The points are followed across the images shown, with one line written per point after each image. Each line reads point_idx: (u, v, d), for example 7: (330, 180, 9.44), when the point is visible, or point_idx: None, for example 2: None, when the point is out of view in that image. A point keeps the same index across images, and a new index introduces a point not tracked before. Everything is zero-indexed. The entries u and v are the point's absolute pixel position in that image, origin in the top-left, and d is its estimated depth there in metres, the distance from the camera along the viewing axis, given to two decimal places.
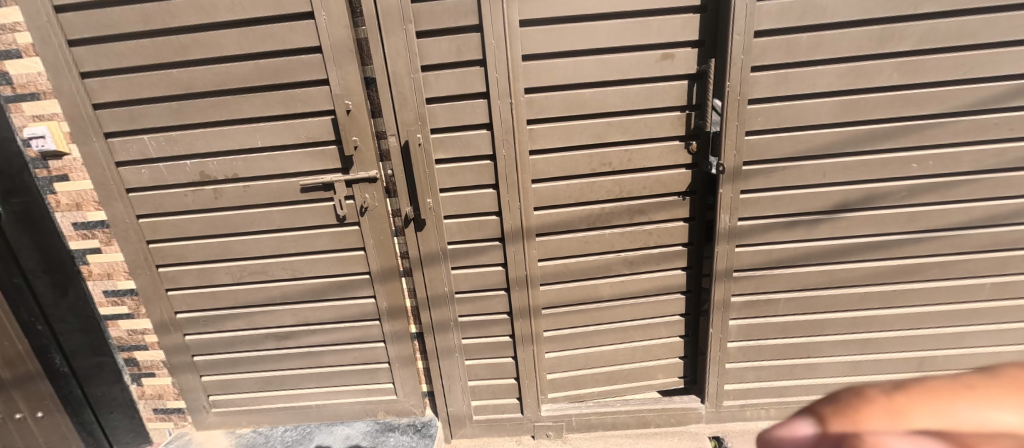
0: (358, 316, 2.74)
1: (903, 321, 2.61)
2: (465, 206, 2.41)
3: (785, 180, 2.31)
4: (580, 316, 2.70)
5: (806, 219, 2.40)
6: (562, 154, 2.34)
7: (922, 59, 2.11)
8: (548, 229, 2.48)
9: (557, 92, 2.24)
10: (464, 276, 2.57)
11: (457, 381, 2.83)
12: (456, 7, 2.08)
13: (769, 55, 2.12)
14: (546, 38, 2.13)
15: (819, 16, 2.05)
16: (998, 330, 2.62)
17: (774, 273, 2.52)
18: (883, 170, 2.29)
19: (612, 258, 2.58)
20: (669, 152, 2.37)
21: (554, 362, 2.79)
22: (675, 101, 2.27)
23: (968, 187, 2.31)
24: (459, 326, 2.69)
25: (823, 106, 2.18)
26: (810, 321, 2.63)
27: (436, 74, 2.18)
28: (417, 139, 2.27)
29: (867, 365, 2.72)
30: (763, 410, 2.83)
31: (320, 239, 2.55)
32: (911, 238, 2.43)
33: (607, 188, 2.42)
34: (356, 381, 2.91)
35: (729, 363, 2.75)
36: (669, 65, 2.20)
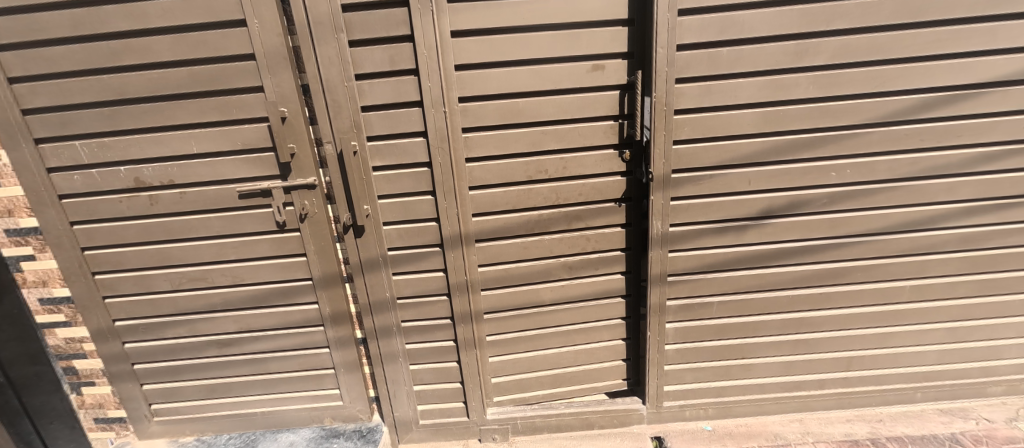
0: (301, 322, 2.73)
1: (831, 322, 2.72)
2: (404, 212, 2.44)
3: (713, 187, 2.39)
4: (522, 321, 2.74)
5: (734, 225, 2.49)
6: (498, 162, 2.38)
7: (837, 73, 2.20)
8: (487, 235, 2.52)
9: (491, 101, 2.27)
10: (406, 282, 2.60)
11: (402, 386, 2.84)
12: (386, 18, 2.11)
13: (692, 68, 2.19)
14: (477, 49, 2.17)
15: (737, 31, 2.14)
16: (919, 330, 2.74)
17: (707, 277, 2.60)
18: (806, 178, 2.38)
19: (552, 263, 2.63)
20: (604, 160, 2.44)
21: (498, 366, 2.83)
22: (608, 111, 2.34)
23: (885, 195, 2.42)
24: (402, 331, 2.72)
25: (745, 117, 2.27)
26: (743, 324, 2.71)
27: (370, 83, 2.20)
28: (352, 146, 2.28)
29: (800, 365, 2.82)
30: (702, 411, 2.91)
31: (260, 246, 2.54)
32: (835, 243, 2.53)
33: (544, 195, 2.47)
34: (300, 388, 2.89)
35: (668, 365, 2.82)
36: (600, 76, 2.27)
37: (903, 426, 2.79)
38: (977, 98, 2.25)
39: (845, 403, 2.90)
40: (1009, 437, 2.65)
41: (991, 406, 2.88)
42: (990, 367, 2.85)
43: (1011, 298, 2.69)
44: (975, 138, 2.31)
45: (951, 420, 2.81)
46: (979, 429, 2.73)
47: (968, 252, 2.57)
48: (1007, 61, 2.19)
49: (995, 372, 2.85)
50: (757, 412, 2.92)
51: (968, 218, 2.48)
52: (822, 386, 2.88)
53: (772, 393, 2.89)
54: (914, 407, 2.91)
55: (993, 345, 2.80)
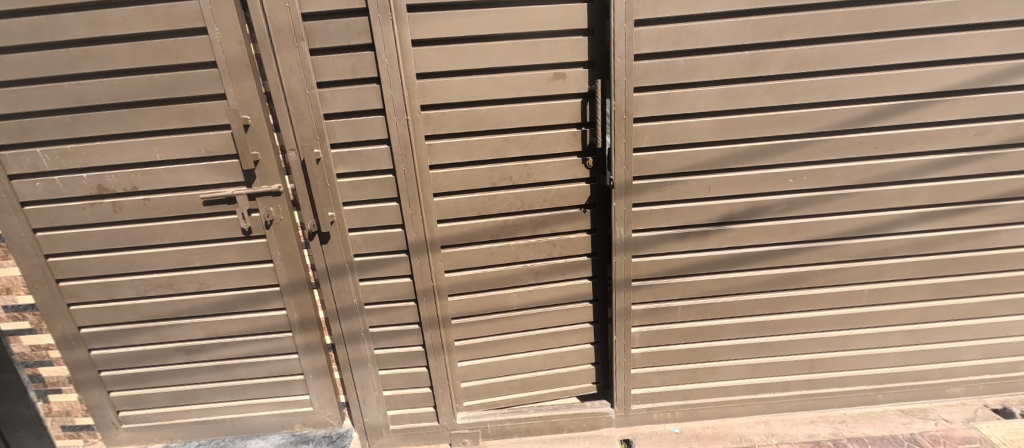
0: (269, 328, 2.73)
1: (793, 326, 2.77)
2: (369, 219, 2.45)
3: (674, 194, 2.44)
4: (490, 325, 2.76)
5: (696, 231, 2.53)
6: (462, 168, 2.41)
7: (791, 83, 2.26)
8: (453, 240, 2.55)
9: (453, 109, 2.30)
10: (372, 287, 2.61)
11: (372, 391, 2.85)
12: (347, 27, 2.13)
13: (650, 77, 2.24)
14: (438, 57, 2.20)
15: (693, 41, 2.18)
16: (879, 332, 2.80)
17: (671, 282, 2.64)
18: (764, 185, 2.44)
19: (518, 269, 2.65)
20: (567, 167, 2.47)
21: (467, 371, 2.85)
22: (570, 119, 2.37)
23: (841, 201, 2.48)
24: (370, 336, 2.73)
25: (703, 125, 2.32)
26: (707, 327, 2.76)
27: (332, 91, 2.22)
28: (315, 154, 2.30)
29: (765, 368, 2.86)
30: (669, 413, 2.95)
31: (225, 252, 2.54)
32: (794, 248, 2.59)
33: (509, 201, 2.50)
34: (270, 394, 2.89)
35: (635, 368, 2.86)
36: (561, 84, 2.30)
37: (864, 427, 2.84)
38: (927, 107, 2.32)
39: (809, 405, 2.95)
40: (966, 437, 2.71)
41: (950, 407, 2.94)
42: (950, 368, 2.90)
43: (967, 301, 2.75)
44: (926, 146, 2.38)
45: (911, 420, 2.87)
46: (937, 429, 2.78)
47: (923, 257, 2.63)
48: (953, 72, 2.27)
49: (954, 373, 2.91)
50: (723, 414, 2.96)
51: (922, 224, 2.55)
52: (787, 388, 2.92)
53: (738, 396, 2.93)
54: (876, 408, 2.96)
55: (952, 347, 2.85)
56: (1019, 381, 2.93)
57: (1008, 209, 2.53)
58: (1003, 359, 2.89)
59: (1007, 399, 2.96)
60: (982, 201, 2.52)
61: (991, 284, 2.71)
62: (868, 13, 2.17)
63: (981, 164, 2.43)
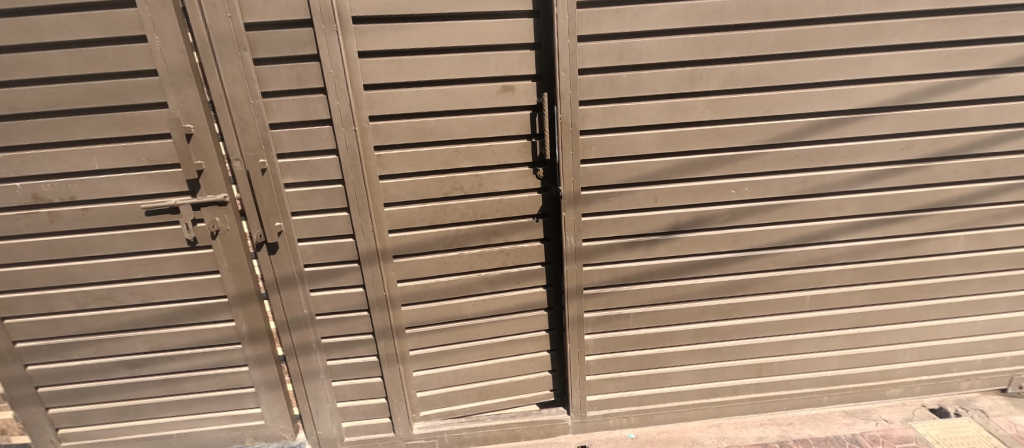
0: (217, 340, 2.65)
1: (740, 331, 2.85)
2: (319, 229, 2.42)
3: (622, 204, 2.51)
4: (445, 335, 2.74)
5: (644, 239, 2.60)
6: (412, 179, 2.42)
7: (728, 98, 2.38)
8: (405, 250, 2.54)
9: (403, 119, 2.31)
10: (324, 298, 2.56)
11: (325, 403, 2.79)
12: (291, 38, 2.13)
13: (595, 91, 2.31)
14: (386, 69, 2.22)
15: (635, 57, 2.27)
16: (822, 337, 2.90)
17: (622, 290, 2.69)
18: (707, 195, 2.54)
19: (472, 278, 2.66)
20: (518, 177, 2.50)
21: (423, 380, 2.81)
22: (520, 130, 2.42)
23: (780, 211, 2.60)
24: (322, 348, 2.66)
25: (647, 137, 2.41)
26: (659, 334, 2.81)
27: (277, 101, 2.20)
28: (261, 164, 2.28)
29: (715, 373, 2.93)
30: (625, 419, 2.99)
31: (170, 263, 2.48)
32: (738, 256, 2.69)
33: (461, 211, 2.51)
34: (218, 408, 2.81)
35: (590, 375, 2.88)
36: (510, 97, 2.35)
37: (810, 428, 2.94)
38: (856, 122, 2.47)
39: (758, 408, 3.03)
40: (903, 436, 2.83)
41: (890, 407, 3.07)
42: (891, 370, 3.02)
43: (902, 306, 2.88)
44: (857, 159, 2.53)
45: (854, 421, 2.98)
46: (878, 429, 2.90)
47: (860, 264, 2.76)
48: (879, 89, 2.42)
49: (894, 374, 3.03)
50: (677, 419, 3.02)
51: (858, 232, 2.68)
52: (736, 392, 3.00)
53: (691, 401, 2.99)
54: (822, 409, 3.06)
55: (892, 350, 2.97)
56: (953, 381, 3.09)
57: (935, 218, 2.69)
58: (938, 361, 3.04)
59: (942, 398, 3.11)
60: (911, 211, 2.68)
61: (925, 290, 2.85)
62: (799, 33, 2.30)
63: (907, 176, 2.59)
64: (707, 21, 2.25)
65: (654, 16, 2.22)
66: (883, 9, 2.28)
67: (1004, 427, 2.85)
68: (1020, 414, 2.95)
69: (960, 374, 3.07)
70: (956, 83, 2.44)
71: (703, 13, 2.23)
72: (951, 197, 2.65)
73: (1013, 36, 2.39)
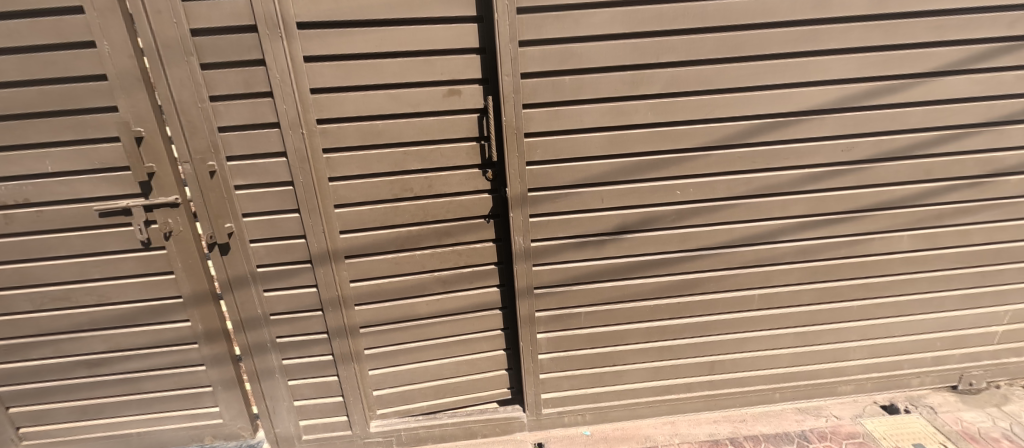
0: (173, 340, 2.69)
1: (692, 329, 2.91)
2: (271, 230, 2.47)
3: (569, 205, 2.56)
4: (400, 334, 2.78)
5: (593, 240, 2.66)
6: (362, 180, 2.46)
7: (670, 101, 2.43)
8: (357, 251, 2.58)
9: (351, 122, 2.36)
10: (277, 298, 2.60)
11: (282, 401, 2.83)
12: (237, 43, 2.17)
13: (539, 94, 2.37)
14: (332, 73, 2.26)
15: (576, 62, 2.33)
16: (772, 335, 2.96)
17: (573, 289, 2.75)
18: (654, 196, 2.59)
19: (425, 278, 2.70)
20: (467, 179, 2.56)
21: (378, 379, 2.85)
22: (467, 133, 2.48)
23: (726, 211, 2.66)
24: (277, 347, 2.70)
25: (591, 140, 2.46)
26: (611, 332, 2.86)
27: (225, 104, 2.25)
28: (210, 166, 2.33)
29: (668, 370, 2.98)
30: (580, 416, 3.04)
31: (125, 263, 2.52)
32: (686, 256, 2.74)
33: (412, 212, 2.56)
34: (177, 407, 2.85)
35: (544, 373, 2.93)
36: (456, 100, 2.41)
37: (761, 425, 2.99)
38: (797, 124, 2.52)
39: (712, 405, 3.08)
40: (850, 433, 2.89)
41: (842, 404, 3.12)
42: (841, 367, 3.08)
43: (850, 305, 2.94)
44: (799, 160, 2.59)
45: (805, 418, 3.03)
46: (827, 426, 2.95)
47: (807, 263, 2.82)
48: (819, 93, 2.47)
49: (844, 372, 3.09)
50: (632, 416, 3.07)
51: (803, 232, 2.74)
52: (690, 389, 3.05)
53: (644, 398, 3.04)
54: (775, 407, 3.11)
55: (841, 348, 3.03)
56: (903, 378, 3.14)
57: (879, 218, 2.75)
58: (889, 358, 3.09)
59: (893, 395, 3.17)
60: (855, 211, 2.73)
61: (871, 288, 2.91)
62: (737, 38, 2.35)
63: (850, 177, 2.65)
64: (646, 26, 2.30)
65: (594, 22, 2.28)
66: (819, 15, 2.34)
67: (950, 424, 2.91)
68: (968, 410, 3.01)
69: (911, 371, 3.13)
70: (894, 87, 2.49)
71: (642, 19, 2.29)
72: (894, 197, 2.70)
73: (948, 41, 2.45)
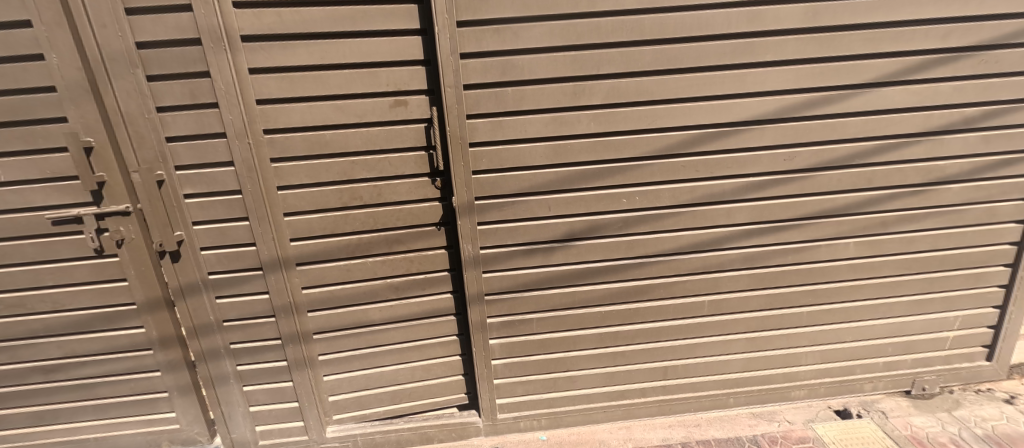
0: (128, 346, 2.73)
1: (643, 335, 2.94)
2: (221, 237, 2.52)
3: (515, 213, 2.62)
4: (354, 340, 2.81)
5: (541, 247, 2.71)
6: (311, 189, 2.50)
7: (611, 112, 2.50)
8: (307, 258, 2.61)
9: (298, 133, 2.41)
10: (229, 305, 2.64)
11: (237, 407, 2.86)
12: (182, 56, 2.23)
13: (481, 105, 2.43)
14: (277, 84, 2.32)
15: (517, 74, 2.40)
16: (724, 340, 3.00)
17: (523, 295, 2.79)
18: (599, 204, 2.65)
19: (377, 284, 2.74)
20: (416, 187, 2.61)
21: (333, 384, 2.87)
22: (414, 142, 2.53)
23: (671, 219, 2.72)
24: (231, 352, 2.74)
25: (535, 149, 2.52)
26: (563, 338, 2.90)
27: (173, 115, 2.31)
28: (158, 175, 2.39)
29: (621, 375, 3.02)
30: (535, 421, 3.07)
31: (79, 271, 2.56)
32: (634, 263, 2.79)
33: (362, 220, 2.60)
34: (134, 413, 2.88)
35: (498, 379, 2.96)
36: (402, 111, 2.46)
37: (714, 429, 3.02)
38: (737, 134, 2.58)
39: (666, 410, 3.11)
40: (801, 437, 2.91)
41: (796, 409, 3.15)
42: (794, 372, 3.11)
43: (800, 310, 2.98)
44: (741, 169, 2.65)
45: (758, 422, 3.05)
46: (779, 430, 2.97)
47: (754, 270, 2.88)
48: (757, 103, 2.54)
49: (797, 377, 3.12)
50: (587, 421, 3.09)
51: (748, 239, 2.80)
52: (644, 394, 3.08)
53: (599, 403, 3.07)
54: (729, 411, 3.15)
55: (793, 353, 3.07)
56: (856, 383, 3.18)
57: (824, 225, 2.80)
58: (841, 363, 3.13)
59: (847, 400, 3.20)
60: (800, 218, 2.79)
61: (820, 294, 2.96)
62: (674, 51, 2.42)
63: (792, 186, 2.70)
64: (585, 39, 2.37)
65: (533, 35, 2.35)
66: (754, 28, 2.41)
67: (900, 428, 2.93)
68: (918, 415, 3.04)
69: (863, 376, 3.17)
70: (831, 97, 2.56)
71: (581, 31, 2.36)
72: (837, 205, 2.76)
73: (883, 53, 2.51)
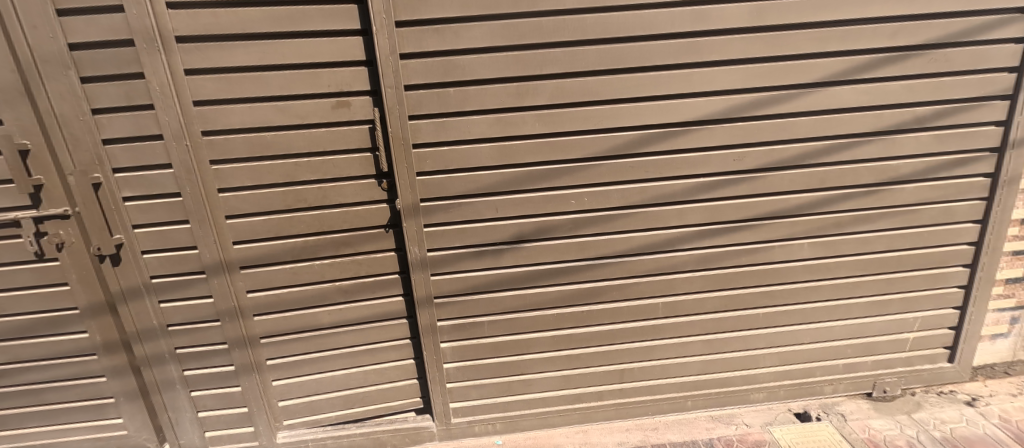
0: (75, 351, 2.69)
1: (598, 338, 2.91)
2: (163, 241, 2.49)
3: (463, 214, 2.59)
4: (303, 344, 2.77)
5: (490, 249, 2.68)
6: (253, 191, 2.48)
7: (557, 112, 2.47)
8: (252, 261, 2.58)
9: (239, 134, 2.39)
10: (174, 309, 2.62)
11: (185, 413, 2.84)
12: (117, 56, 2.21)
13: (424, 106, 2.41)
14: (214, 85, 2.29)
15: (459, 74, 2.37)
16: (680, 342, 2.96)
17: (474, 298, 2.76)
18: (548, 206, 2.63)
19: (325, 287, 2.71)
20: (362, 189, 2.57)
21: (283, 389, 2.83)
22: (359, 144, 2.50)
23: (622, 220, 2.69)
24: (176, 358, 2.71)
25: (480, 150, 2.50)
26: (516, 341, 2.87)
27: (109, 117, 2.29)
28: (95, 178, 2.35)
29: (577, 379, 2.99)
30: (490, 426, 3.03)
31: (21, 275, 2.52)
32: (586, 265, 2.76)
33: (307, 222, 2.57)
34: (82, 418, 2.84)
35: (451, 383, 2.93)
36: (345, 112, 2.43)
37: (671, 433, 2.98)
38: (686, 134, 2.56)
39: (624, 414, 3.08)
40: (758, 441, 2.87)
41: (755, 412, 3.11)
42: (752, 375, 3.08)
43: (756, 312, 2.95)
44: (691, 170, 2.63)
45: (716, 426, 3.02)
46: (735, 434, 2.94)
47: (708, 271, 2.85)
48: (705, 103, 2.52)
49: (755, 379, 3.09)
50: (543, 425, 3.06)
51: (701, 240, 2.78)
52: (601, 398, 3.04)
53: (555, 407, 3.04)
54: (688, 415, 3.11)
55: (750, 355, 3.04)
56: (816, 386, 3.14)
57: (777, 226, 2.78)
58: (800, 365, 3.10)
59: (808, 402, 3.16)
60: (753, 219, 2.77)
61: (776, 296, 2.93)
62: (618, 50, 2.40)
63: (744, 186, 2.68)
64: (526, 38, 2.35)
65: (474, 35, 2.32)
66: (698, 27, 2.39)
67: (857, 431, 2.90)
68: (878, 418, 3.00)
69: (824, 378, 3.14)
70: (779, 97, 2.54)
71: (522, 31, 2.34)
72: (790, 205, 2.74)
73: (831, 52, 2.50)
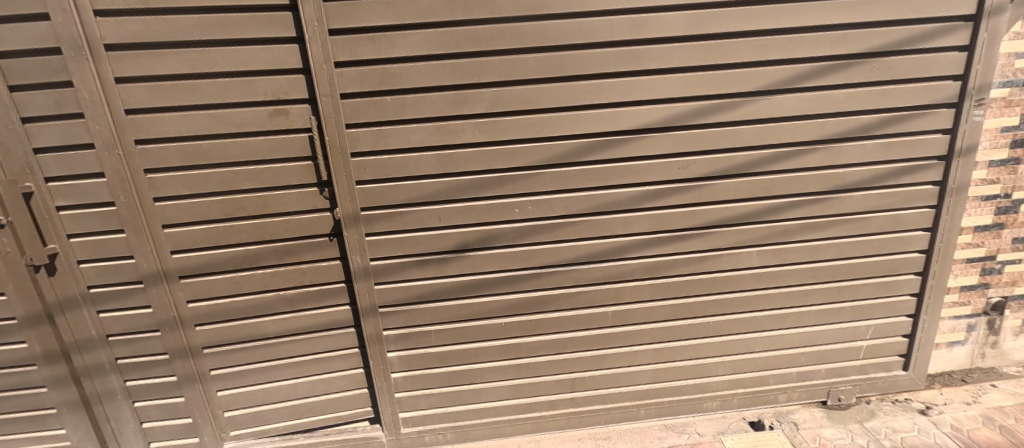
0: (13, 362, 2.65)
1: (547, 346, 2.89)
2: (99, 250, 2.46)
3: (405, 223, 2.57)
4: (247, 353, 2.74)
5: (434, 257, 2.66)
6: (190, 200, 2.45)
7: (497, 120, 2.46)
8: (192, 270, 2.56)
9: (173, 143, 2.36)
10: (113, 319, 2.60)
11: (128, 423, 2.81)
12: (45, 65, 2.19)
13: (361, 115, 2.39)
14: (147, 94, 2.27)
15: (395, 82, 2.35)
16: (631, 351, 2.95)
17: (420, 307, 2.74)
18: (492, 214, 2.61)
19: (269, 297, 2.67)
20: (304, 198, 2.54)
21: (228, 399, 2.80)
22: (299, 152, 2.46)
23: (568, 228, 2.67)
24: (117, 368, 2.70)
25: (420, 159, 2.48)
26: (464, 350, 2.85)
27: (38, 125, 2.27)
28: (26, 187, 2.33)
29: (528, 387, 2.96)
30: (441, 435, 3.00)
31: None
32: (533, 273, 2.74)
33: (247, 231, 2.54)
34: (25, 429, 2.80)
35: (399, 392, 2.91)
36: (283, 120, 2.40)
37: (622, 442, 2.96)
38: (629, 143, 2.55)
39: (576, 423, 3.05)
40: None
41: (708, 420, 3.09)
42: (705, 383, 3.06)
43: (707, 320, 2.94)
44: (636, 178, 2.61)
45: (668, 435, 2.99)
46: (686, 443, 2.92)
47: (658, 279, 2.83)
48: (647, 111, 2.50)
49: (708, 388, 3.07)
50: (495, 435, 3.03)
51: (649, 248, 2.76)
52: (553, 407, 3.02)
53: (506, 416, 3.01)
54: (641, 423, 3.09)
55: (702, 364, 3.02)
56: (770, 394, 3.13)
57: (724, 234, 2.77)
58: (754, 373, 3.08)
59: (762, 411, 3.14)
60: (701, 227, 2.75)
61: (726, 304, 2.92)
62: (556, 59, 2.39)
63: (690, 194, 2.67)
64: (462, 47, 2.33)
65: (410, 43, 2.31)
66: (636, 35, 2.38)
67: (808, 440, 2.88)
68: (830, 426, 2.98)
69: (777, 386, 3.12)
70: (722, 105, 2.53)
71: (459, 39, 2.32)
72: (737, 213, 2.73)
73: (773, 60, 2.49)
